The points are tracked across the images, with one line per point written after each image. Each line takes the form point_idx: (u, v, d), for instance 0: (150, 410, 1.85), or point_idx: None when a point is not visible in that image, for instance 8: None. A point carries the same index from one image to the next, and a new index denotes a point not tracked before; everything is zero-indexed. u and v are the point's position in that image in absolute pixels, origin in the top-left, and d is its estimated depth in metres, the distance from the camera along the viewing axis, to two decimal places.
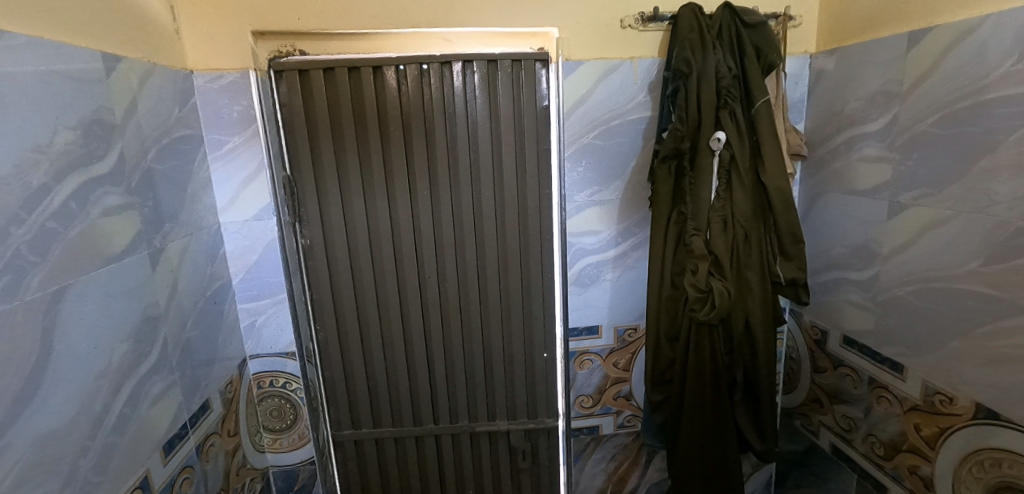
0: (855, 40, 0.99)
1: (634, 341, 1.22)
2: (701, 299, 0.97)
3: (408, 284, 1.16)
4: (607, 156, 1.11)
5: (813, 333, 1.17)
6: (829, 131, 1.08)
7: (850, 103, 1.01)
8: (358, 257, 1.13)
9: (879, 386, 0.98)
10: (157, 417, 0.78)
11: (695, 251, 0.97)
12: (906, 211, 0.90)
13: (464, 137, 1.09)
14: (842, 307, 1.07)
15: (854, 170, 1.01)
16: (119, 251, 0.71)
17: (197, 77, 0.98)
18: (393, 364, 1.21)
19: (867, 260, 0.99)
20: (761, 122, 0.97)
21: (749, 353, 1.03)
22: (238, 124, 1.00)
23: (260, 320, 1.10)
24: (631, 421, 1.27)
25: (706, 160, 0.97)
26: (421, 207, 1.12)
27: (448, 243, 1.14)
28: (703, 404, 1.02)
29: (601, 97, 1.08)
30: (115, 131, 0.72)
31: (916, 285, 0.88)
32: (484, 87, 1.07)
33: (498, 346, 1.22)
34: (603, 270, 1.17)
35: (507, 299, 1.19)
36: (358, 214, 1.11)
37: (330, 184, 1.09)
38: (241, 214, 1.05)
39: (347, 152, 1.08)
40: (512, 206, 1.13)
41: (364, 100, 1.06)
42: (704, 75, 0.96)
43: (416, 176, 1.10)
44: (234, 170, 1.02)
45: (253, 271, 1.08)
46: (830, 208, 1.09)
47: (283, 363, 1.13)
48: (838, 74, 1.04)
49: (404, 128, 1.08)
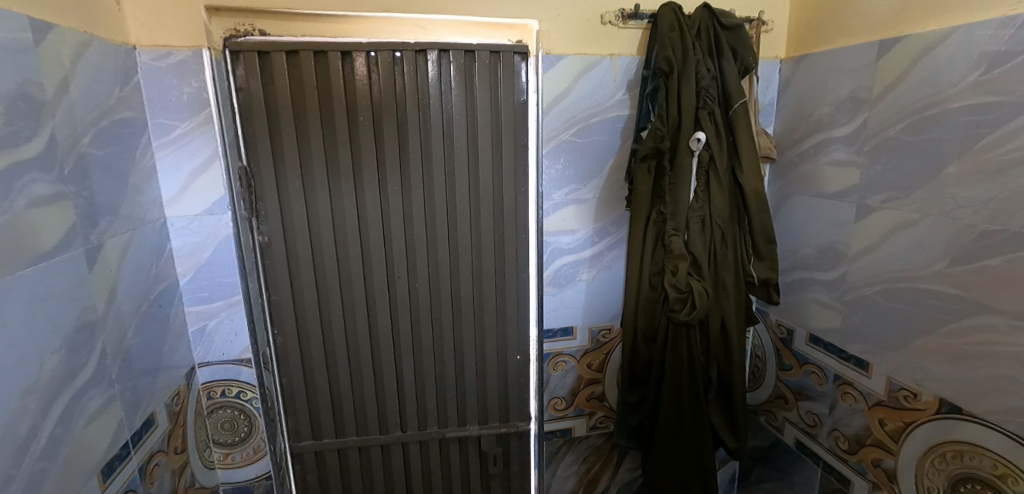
0: (825, 47, 1.03)
1: (608, 342, 1.21)
2: (681, 299, 0.96)
3: (375, 285, 1.10)
4: (585, 154, 1.09)
5: (780, 332, 1.19)
6: (797, 135, 1.11)
7: (819, 108, 1.04)
8: (322, 255, 1.06)
9: (844, 383, 1.02)
10: (94, 438, 0.68)
11: (674, 251, 0.97)
12: (874, 214, 0.93)
13: (439, 129, 1.04)
14: (808, 306, 1.10)
15: (821, 173, 1.04)
16: (49, 249, 0.61)
17: (140, 53, 0.87)
18: (359, 368, 1.14)
19: (835, 260, 1.02)
20: (738, 124, 0.99)
21: (724, 354, 1.04)
22: (189, 107, 0.90)
23: (211, 324, 0.99)
24: (604, 422, 1.26)
25: (685, 160, 0.97)
26: (391, 203, 1.06)
27: (419, 242, 1.09)
28: (681, 405, 1.02)
29: (581, 93, 1.06)
30: (45, 109, 0.63)
31: (883, 285, 0.92)
32: (461, 79, 1.02)
33: (471, 348, 1.17)
34: (579, 270, 1.15)
35: (480, 300, 1.15)
36: (323, 210, 1.04)
37: (292, 177, 1.01)
38: (190, 207, 0.94)
39: (311, 143, 1.00)
40: (488, 203, 1.09)
41: (331, 88, 0.98)
42: (685, 75, 0.96)
43: (387, 171, 1.04)
44: (183, 159, 0.92)
45: (204, 270, 0.97)
46: (797, 209, 1.12)
47: (236, 371, 1.03)
48: (807, 79, 1.07)
49: (375, 119, 1.02)
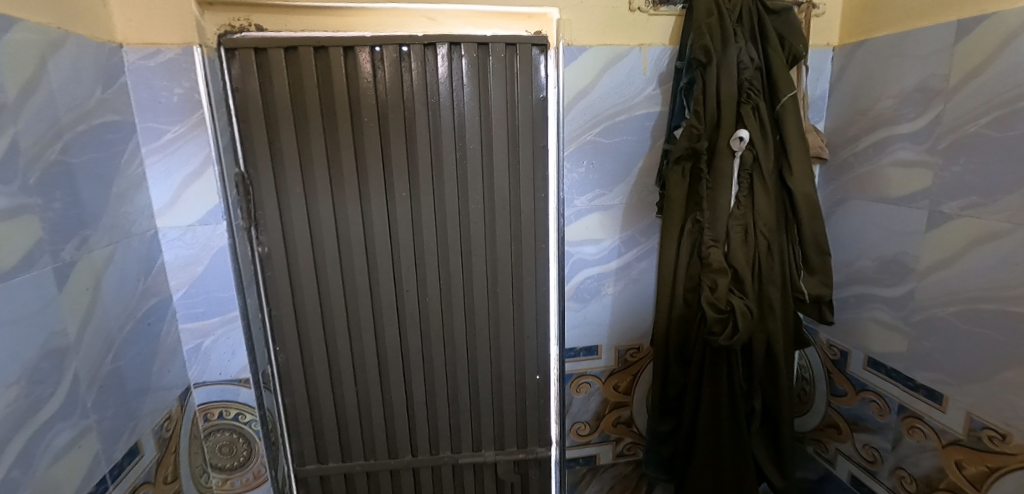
0: (889, 31, 0.89)
1: (637, 362, 1.10)
2: (721, 321, 0.84)
3: (383, 300, 1.02)
4: (612, 156, 0.99)
5: (832, 353, 1.06)
6: (853, 132, 0.98)
7: (881, 101, 0.91)
8: (325, 267, 0.99)
9: (910, 416, 0.89)
10: (60, 478, 0.61)
11: (712, 265, 0.86)
12: (949, 223, 0.80)
13: (450, 131, 0.95)
14: (867, 325, 0.97)
15: (883, 175, 0.91)
16: (7, 270, 0.55)
17: (127, 52, 0.80)
18: (366, 387, 1.06)
19: (899, 275, 0.90)
20: (787, 120, 0.87)
21: (769, 380, 0.91)
22: (180, 109, 0.83)
23: (207, 343, 0.93)
24: (632, 449, 1.15)
25: (724, 162, 0.86)
26: (399, 210, 0.98)
27: (429, 253, 1.00)
28: (719, 437, 0.91)
29: (606, 89, 0.95)
30: (5, 112, 0.56)
31: (962, 306, 0.79)
32: (473, 74, 0.93)
33: (485, 367, 1.08)
34: (604, 284, 1.05)
35: (496, 315, 1.06)
36: (326, 220, 0.96)
37: (292, 184, 0.93)
38: (182, 217, 0.87)
39: (313, 146, 0.92)
40: (503, 211, 1.00)
41: (333, 87, 0.91)
42: (725, 65, 0.85)
43: (394, 177, 0.96)
44: (174, 166, 0.85)
45: (199, 285, 0.90)
46: (853, 215, 0.99)
47: (235, 392, 0.95)
48: (865, 69, 0.94)
49: (380, 120, 0.94)
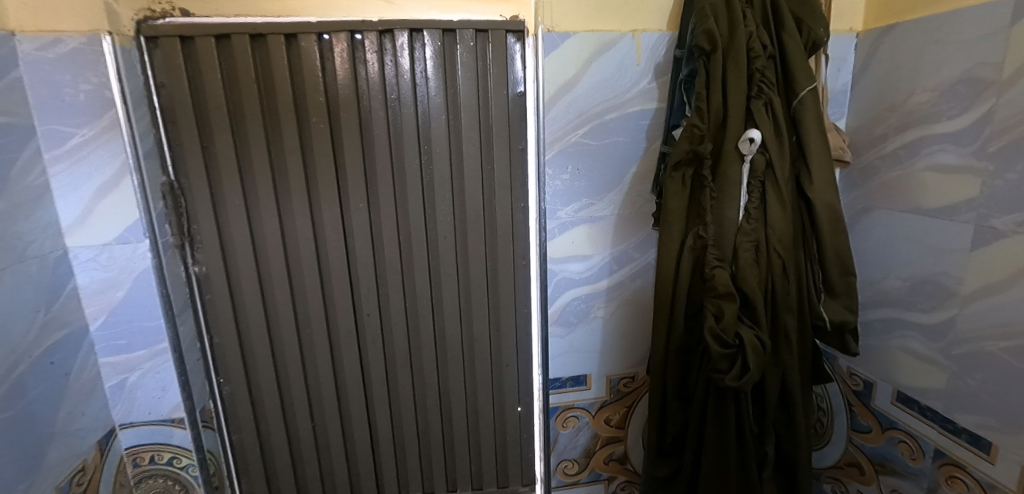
0: (925, 13, 0.76)
1: (631, 393, 0.97)
2: (728, 357, 0.70)
3: (340, 325, 0.89)
4: (601, 160, 0.85)
5: (853, 383, 0.93)
6: (880, 131, 0.85)
7: (915, 95, 0.78)
8: (273, 288, 0.86)
9: (949, 464, 0.76)
10: None
11: (717, 289, 0.73)
12: (1000, 241, 0.67)
13: (413, 132, 0.82)
14: (896, 355, 0.84)
15: (917, 182, 0.78)
16: None
17: (21, 42, 0.66)
18: (324, 423, 0.94)
19: (936, 300, 0.77)
20: (805, 118, 0.74)
21: (784, 421, 0.79)
22: (87, 109, 0.70)
23: (132, 379, 0.80)
24: (626, 488, 1.02)
25: (732, 167, 0.73)
26: (356, 223, 0.85)
27: (392, 273, 0.88)
28: (725, 488, 0.78)
29: (594, 82, 0.82)
30: None
31: (1016, 341, 0.66)
32: (438, 67, 0.81)
33: (459, 398, 0.96)
34: (593, 306, 0.92)
35: (471, 341, 0.93)
36: (271, 234, 0.83)
37: (230, 194, 0.81)
38: (97, 236, 0.74)
39: (253, 151, 0.80)
40: (476, 224, 0.87)
41: (274, 82, 0.78)
42: (732, 54, 0.72)
43: (349, 186, 0.83)
44: (85, 176, 0.72)
45: (119, 313, 0.77)
46: (880, 227, 0.86)
47: (167, 434, 0.83)
48: (896, 57, 0.81)
49: (332, 120, 0.81)
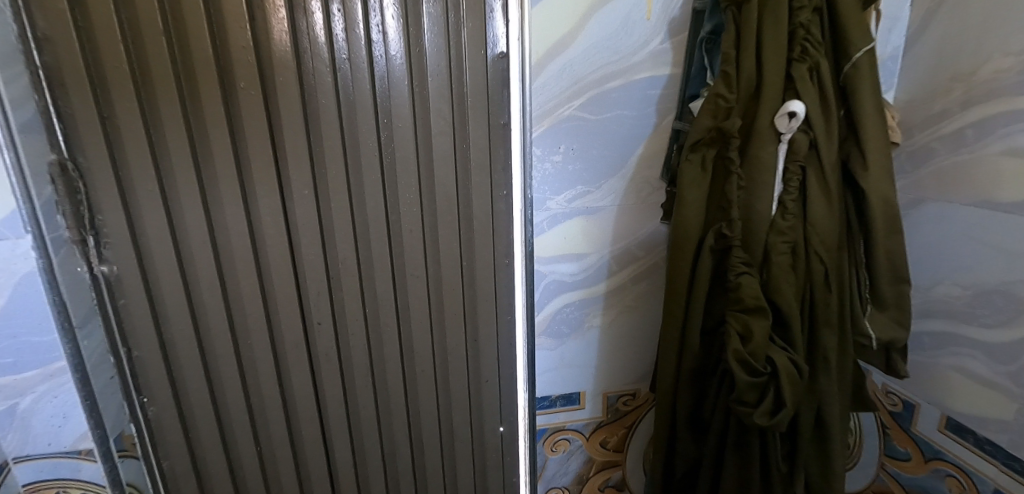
0: None
1: (630, 413, 0.92)
2: (757, 388, 0.57)
3: (286, 338, 0.73)
4: (599, 140, 0.77)
5: (890, 402, 0.81)
6: (938, 106, 0.70)
7: (992, 62, 0.63)
8: (202, 295, 0.68)
9: None
10: None
11: (744, 303, 0.59)
12: None
13: (369, 103, 0.67)
14: (947, 374, 0.72)
15: (988, 170, 0.64)
16: None
17: None
18: (273, 451, 0.78)
19: (1006, 313, 0.64)
20: (860, 86, 0.59)
21: (818, 459, 0.65)
22: None
23: (25, 404, 0.63)
24: None
25: (766, 150, 0.58)
26: (300, 214, 0.69)
27: (347, 276, 0.72)
28: None
29: (594, 42, 0.72)
30: None
31: None
32: (399, 19, 0.65)
33: (432, 419, 0.82)
34: (587, 307, 0.85)
35: (444, 354, 0.79)
36: (195, 230, 0.66)
37: (140, 180, 0.62)
38: None
39: (168, 125, 0.61)
40: (449, 217, 0.72)
41: (191, 45, 0.60)
42: (769, 5, 0.57)
43: (291, 170, 0.67)
44: None
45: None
46: (936, 224, 0.72)
47: (75, 468, 0.67)
48: (964, 15, 0.66)
49: (266, 87, 0.64)
